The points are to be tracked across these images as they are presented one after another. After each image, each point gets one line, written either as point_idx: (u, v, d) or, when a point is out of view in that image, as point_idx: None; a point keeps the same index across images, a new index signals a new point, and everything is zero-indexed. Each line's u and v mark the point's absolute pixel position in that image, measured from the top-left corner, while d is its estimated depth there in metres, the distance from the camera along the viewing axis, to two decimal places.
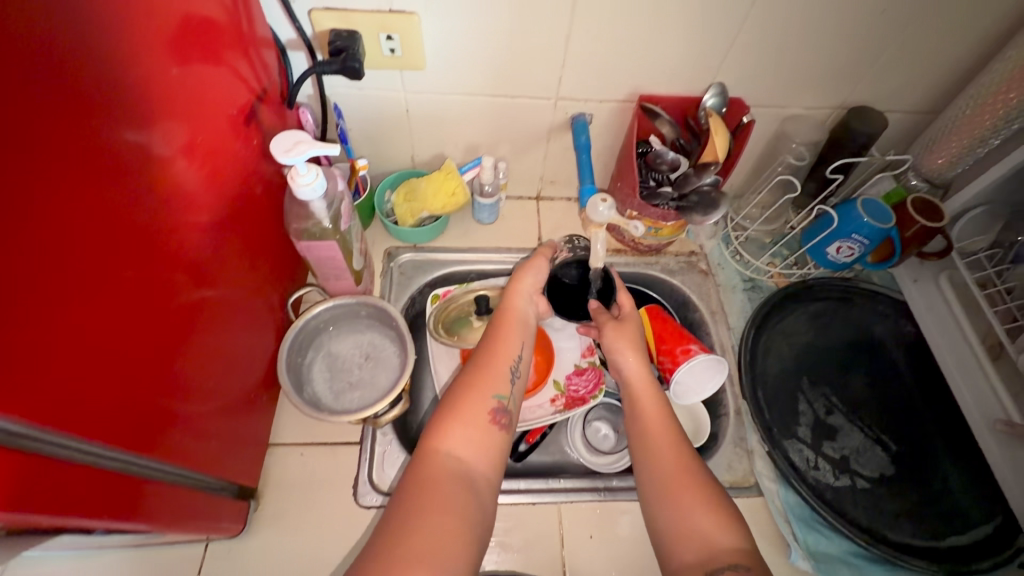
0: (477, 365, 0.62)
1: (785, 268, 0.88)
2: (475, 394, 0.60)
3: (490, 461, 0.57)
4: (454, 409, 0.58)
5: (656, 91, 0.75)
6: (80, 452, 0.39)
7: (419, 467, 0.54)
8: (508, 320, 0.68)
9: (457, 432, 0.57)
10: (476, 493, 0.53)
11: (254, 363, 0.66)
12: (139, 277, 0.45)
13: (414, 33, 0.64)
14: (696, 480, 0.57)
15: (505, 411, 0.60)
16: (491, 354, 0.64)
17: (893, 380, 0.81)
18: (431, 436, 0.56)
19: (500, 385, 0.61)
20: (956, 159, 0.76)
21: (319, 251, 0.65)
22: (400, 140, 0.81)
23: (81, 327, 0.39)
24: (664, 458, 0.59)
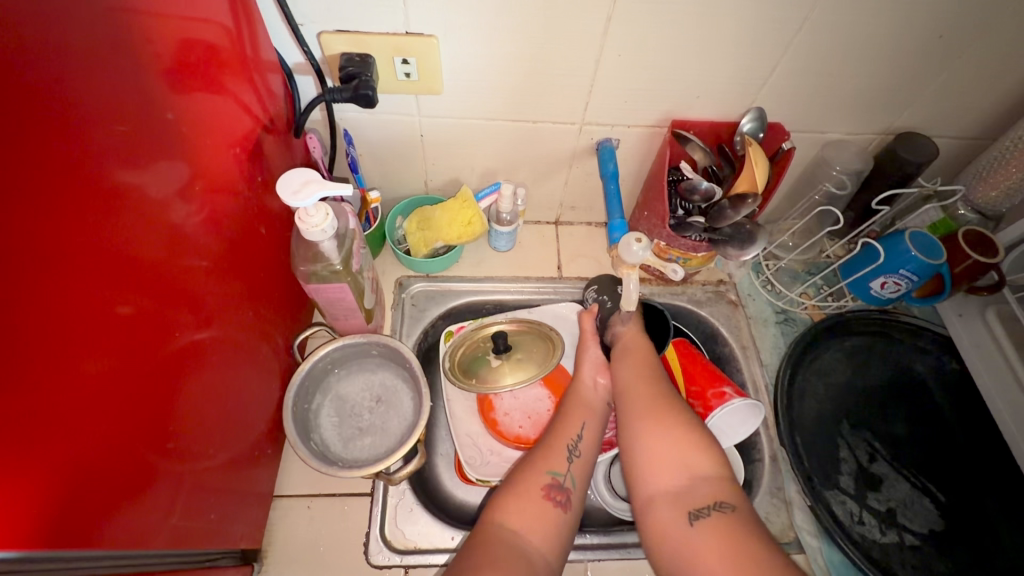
0: (538, 445, 0.62)
1: (821, 300, 0.83)
2: (532, 473, 0.58)
3: (549, 542, 0.54)
4: (513, 486, 0.57)
5: (689, 115, 0.70)
6: (54, 556, 0.33)
7: (474, 540, 0.53)
8: (573, 400, 0.66)
9: (514, 507, 0.55)
10: (532, 570, 0.50)
11: (258, 413, 0.61)
12: (128, 346, 0.40)
13: (432, 57, 0.59)
14: (674, 416, 0.59)
15: (562, 488, 0.57)
16: (551, 433, 0.63)
17: (939, 423, 0.76)
18: (491, 511, 0.55)
19: (557, 461, 0.59)
20: (1011, 191, 0.71)
21: (328, 293, 0.60)
22: (413, 166, 0.76)
23: (57, 411, 0.33)
24: (643, 397, 0.62)
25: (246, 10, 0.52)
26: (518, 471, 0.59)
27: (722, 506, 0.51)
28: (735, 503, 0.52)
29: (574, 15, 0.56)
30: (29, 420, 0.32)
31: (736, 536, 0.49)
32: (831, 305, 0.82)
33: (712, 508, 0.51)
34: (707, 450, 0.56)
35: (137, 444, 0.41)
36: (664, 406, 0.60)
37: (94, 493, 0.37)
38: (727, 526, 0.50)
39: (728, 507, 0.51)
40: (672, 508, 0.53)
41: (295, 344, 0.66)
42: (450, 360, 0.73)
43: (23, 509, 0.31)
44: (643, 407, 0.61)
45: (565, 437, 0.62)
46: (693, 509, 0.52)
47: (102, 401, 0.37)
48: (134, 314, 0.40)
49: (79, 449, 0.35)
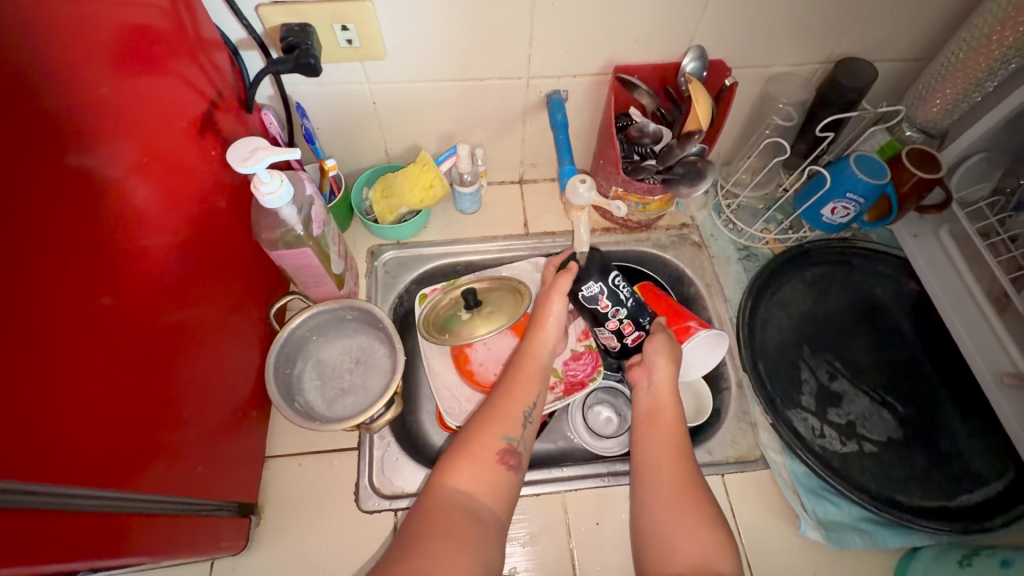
0: (492, 406, 0.64)
1: (780, 233, 0.85)
2: (487, 436, 0.61)
3: (498, 502, 0.58)
4: (466, 446, 0.60)
5: (632, 60, 0.71)
6: (56, 498, 0.37)
7: (427, 500, 0.56)
8: (525, 360, 0.68)
9: (467, 470, 0.58)
10: (483, 525, 0.55)
11: (242, 379, 0.65)
12: (102, 310, 0.42)
13: (370, 21, 0.60)
14: (698, 504, 0.58)
15: (515, 453, 0.61)
16: (506, 395, 0.65)
17: (897, 341, 0.79)
18: (442, 469, 0.59)
19: (513, 428, 0.62)
20: (950, 107, 0.72)
21: (293, 260, 0.63)
22: (371, 135, 0.78)
23: (42, 368, 0.37)
24: (669, 481, 0.59)
25: None
26: (474, 433, 0.61)
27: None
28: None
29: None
30: (19, 374, 0.35)
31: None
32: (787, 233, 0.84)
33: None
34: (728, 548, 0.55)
35: (126, 401, 0.45)
36: (689, 496, 0.58)
37: (84, 442, 0.40)
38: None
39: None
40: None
41: (272, 313, 0.69)
42: (424, 320, 0.76)
43: (24, 448, 0.35)
44: (659, 482, 0.60)
45: (520, 405, 0.64)
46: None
47: (81, 360, 0.40)
48: (107, 283, 0.43)
49: (66, 402, 0.38)
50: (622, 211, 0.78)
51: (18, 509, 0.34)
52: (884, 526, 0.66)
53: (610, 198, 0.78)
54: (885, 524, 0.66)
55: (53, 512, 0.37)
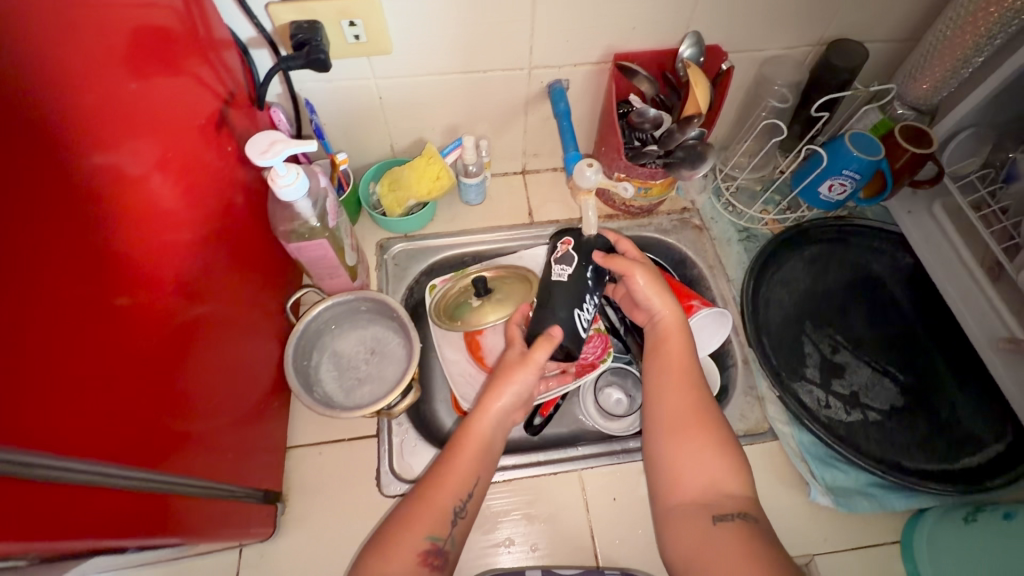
0: (418, 498, 0.58)
1: (778, 214, 0.88)
2: (411, 535, 0.56)
3: None
4: (385, 545, 0.55)
5: (631, 47, 0.73)
6: (104, 477, 0.39)
7: None
8: (465, 439, 0.61)
9: (382, 574, 0.53)
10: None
11: (262, 371, 0.66)
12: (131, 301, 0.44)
13: (377, 17, 0.62)
14: (707, 429, 0.60)
15: (441, 552, 0.56)
16: (437, 483, 0.58)
17: (895, 313, 0.82)
18: (358, 572, 0.54)
19: (439, 527, 0.57)
20: (940, 84, 0.74)
21: (310, 252, 0.65)
22: (377, 129, 0.80)
23: (79, 354, 0.38)
24: (678, 410, 0.62)
25: None
26: (394, 532, 0.56)
27: (748, 519, 0.54)
28: (757, 515, 0.55)
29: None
30: (59, 358, 0.36)
31: (756, 543, 0.52)
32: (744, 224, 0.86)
33: (738, 516, 0.55)
34: (737, 469, 0.58)
35: (155, 388, 0.46)
36: (697, 423, 0.60)
37: (122, 425, 0.42)
38: (750, 535, 0.53)
39: (752, 518, 0.55)
40: (695, 513, 0.56)
41: (288, 306, 0.71)
42: (435, 307, 0.79)
43: (67, 427, 0.36)
44: (666, 411, 0.62)
45: (451, 499, 0.58)
46: (716, 514, 0.55)
47: (114, 346, 0.42)
48: (133, 275, 0.45)
49: (103, 387, 0.40)
50: (628, 193, 0.79)
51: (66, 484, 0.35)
52: (890, 489, 0.68)
53: (617, 176, 0.78)
54: (890, 488, 0.68)
55: (99, 491, 0.38)
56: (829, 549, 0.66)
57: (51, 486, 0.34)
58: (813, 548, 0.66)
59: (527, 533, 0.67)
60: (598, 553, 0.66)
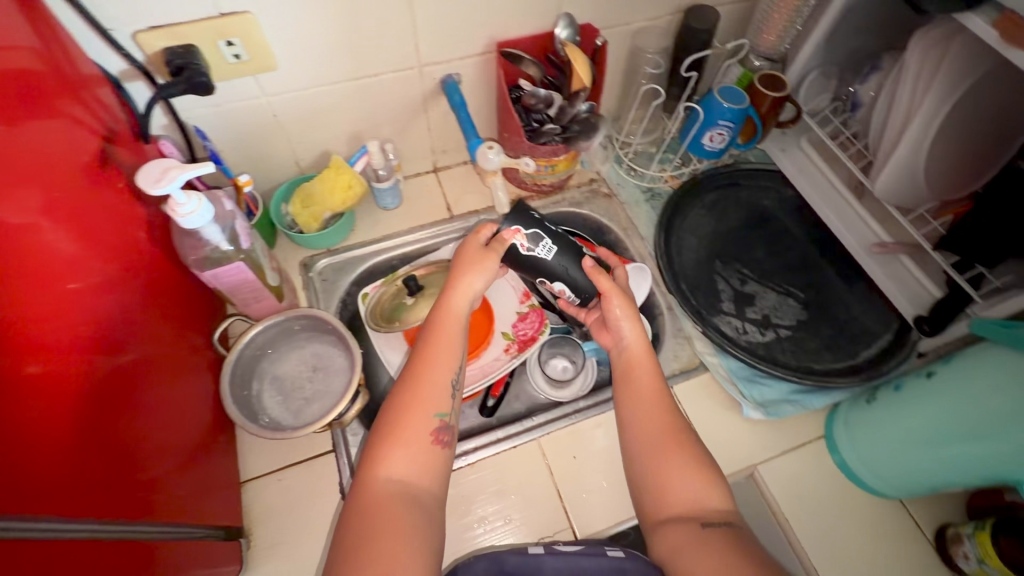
0: (414, 384, 0.62)
1: (675, 170, 0.95)
2: (419, 414, 0.61)
3: (435, 481, 0.59)
4: (391, 434, 0.59)
5: (511, 34, 0.77)
6: (48, 529, 0.37)
7: (364, 494, 0.56)
8: (442, 315, 0.67)
9: (398, 457, 0.58)
10: (426, 510, 0.57)
11: (200, 410, 0.64)
12: (36, 350, 0.42)
13: (254, 32, 0.62)
14: (686, 443, 0.61)
15: (448, 429, 0.62)
16: (424, 361, 0.64)
17: (787, 240, 0.92)
18: (373, 461, 0.58)
19: (442, 402, 0.62)
20: (782, 35, 0.85)
21: (228, 277, 0.63)
22: (279, 147, 0.79)
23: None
24: (656, 425, 0.62)
25: (45, 22, 0.51)
26: (401, 418, 0.60)
27: (733, 526, 0.54)
28: (740, 521, 0.55)
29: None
30: None
31: (743, 544, 0.52)
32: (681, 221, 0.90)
33: (722, 524, 0.54)
34: (717, 480, 0.58)
35: (84, 435, 0.44)
36: (676, 438, 0.61)
37: (54, 476, 0.40)
38: (736, 538, 0.53)
39: (737, 527, 0.55)
40: (683, 522, 0.56)
41: (216, 337, 0.69)
42: (371, 314, 0.81)
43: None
44: (641, 426, 0.63)
45: (445, 379, 0.63)
46: (703, 520, 0.55)
47: (29, 400, 0.40)
48: (37, 325, 0.42)
49: (25, 442, 0.38)
50: (531, 168, 0.83)
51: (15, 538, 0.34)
52: (809, 392, 0.76)
53: (518, 155, 0.83)
54: (809, 391, 0.77)
55: (50, 545, 0.36)
56: (769, 456, 0.73)
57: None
58: (755, 459, 0.73)
59: (499, 508, 0.69)
60: (569, 510, 0.70)
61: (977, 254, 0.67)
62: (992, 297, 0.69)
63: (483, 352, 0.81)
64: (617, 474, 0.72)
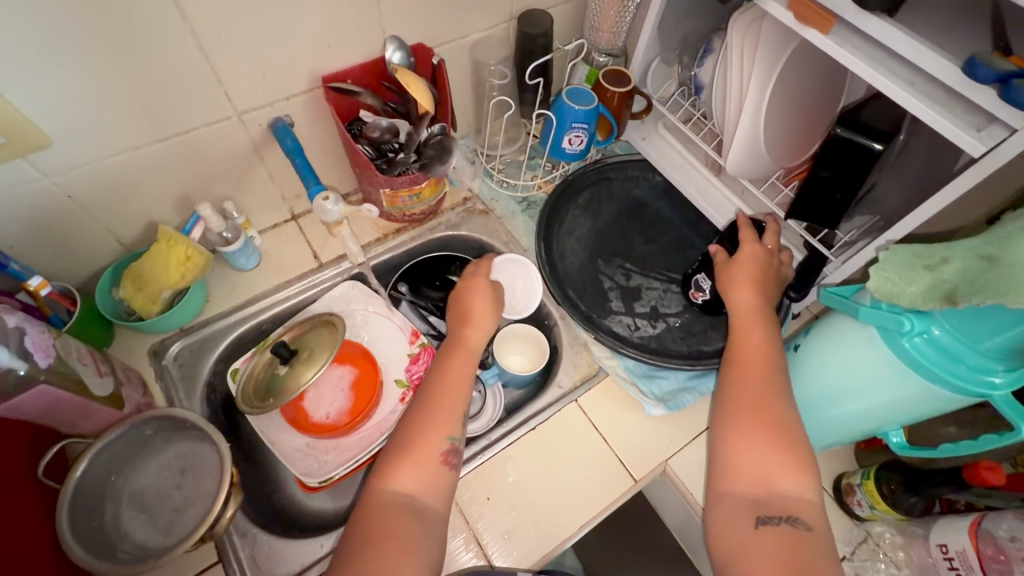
0: (426, 408, 0.63)
1: (546, 175, 0.94)
2: (431, 434, 0.61)
3: (443, 500, 0.59)
4: (401, 450, 0.60)
5: (337, 66, 0.71)
6: None
7: (370, 508, 0.56)
8: (457, 349, 0.69)
9: (406, 472, 0.59)
10: (431, 528, 0.56)
11: (29, 566, 0.53)
12: None
13: (3, 109, 0.51)
14: (770, 429, 0.58)
15: (458, 450, 0.62)
16: (438, 385, 0.65)
17: (662, 226, 0.94)
18: (383, 477, 0.59)
19: (454, 425, 0.62)
20: (617, 30, 0.86)
21: (31, 403, 0.53)
22: (88, 230, 0.68)
23: None
24: (745, 397, 0.61)
25: None
26: (416, 437, 0.60)
27: (797, 524, 0.53)
28: (812, 521, 0.53)
29: (153, 24, 0.54)
30: None
31: (803, 548, 0.51)
32: (705, 284, 0.78)
33: (785, 520, 0.53)
34: (806, 472, 0.56)
35: None
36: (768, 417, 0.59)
37: None
38: (796, 541, 0.51)
39: (805, 525, 0.53)
40: (744, 509, 0.55)
41: (41, 470, 0.58)
42: (242, 394, 0.71)
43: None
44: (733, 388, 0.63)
45: (458, 404, 0.64)
46: (763, 514, 0.54)
47: None
48: None
49: None
50: (374, 212, 0.84)
51: None
52: (703, 375, 0.78)
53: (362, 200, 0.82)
54: (703, 374, 0.79)
55: None
56: (677, 448, 0.74)
57: None
58: (664, 454, 0.73)
59: None
60: (491, 555, 0.66)
61: (823, 216, 0.71)
62: (844, 251, 0.73)
63: (377, 406, 0.75)
64: (536, 503, 0.70)
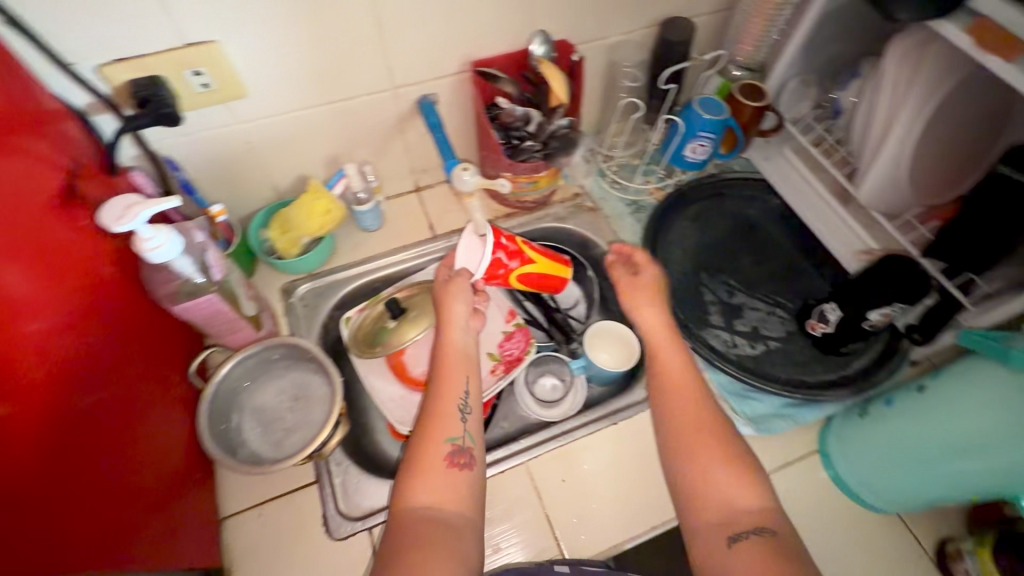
0: (425, 414, 0.62)
1: (659, 182, 0.94)
2: (430, 443, 0.60)
3: (463, 503, 0.57)
4: (410, 467, 0.59)
5: (486, 53, 0.76)
6: None
7: (392, 531, 0.54)
8: (445, 351, 0.68)
9: (417, 488, 0.57)
10: (458, 537, 0.54)
11: (176, 447, 0.62)
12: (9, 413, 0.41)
13: (222, 62, 0.61)
14: (714, 442, 0.57)
15: (464, 449, 0.60)
16: (435, 396, 0.64)
17: (774, 249, 0.91)
18: (399, 496, 0.57)
19: (452, 427, 0.61)
20: (760, 42, 0.84)
21: (199, 311, 0.62)
22: (254, 174, 0.78)
23: None
24: (683, 423, 0.59)
25: (6, 62, 0.50)
26: (416, 451, 0.59)
27: (765, 532, 0.51)
28: (776, 527, 0.51)
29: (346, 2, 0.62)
30: None
31: (773, 557, 0.48)
32: (831, 315, 0.75)
33: (755, 532, 0.51)
34: (757, 480, 0.55)
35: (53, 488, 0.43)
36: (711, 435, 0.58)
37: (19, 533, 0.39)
38: (771, 549, 0.49)
39: (771, 531, 0.51)
40: (714, 529, 0.53)
41: (192, 370, 0.67)
42: (354, 339, 0.79)
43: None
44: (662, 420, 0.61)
45: (454, 401, 0.63)
46: (734, 531, 0.52)
47: None
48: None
49: None
50: (507, 188, 0.84)
51: None
52: (800, 406, 0.75)
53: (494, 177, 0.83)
54: (800, 405, 0.75)
55: None
56: None
57: None
58: None
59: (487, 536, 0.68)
60: (559, 536, 0.68)
61: (966, 261, 0.65)
62: (983, 303, 0.66)
63: None
64: (607, 497, 0.70)
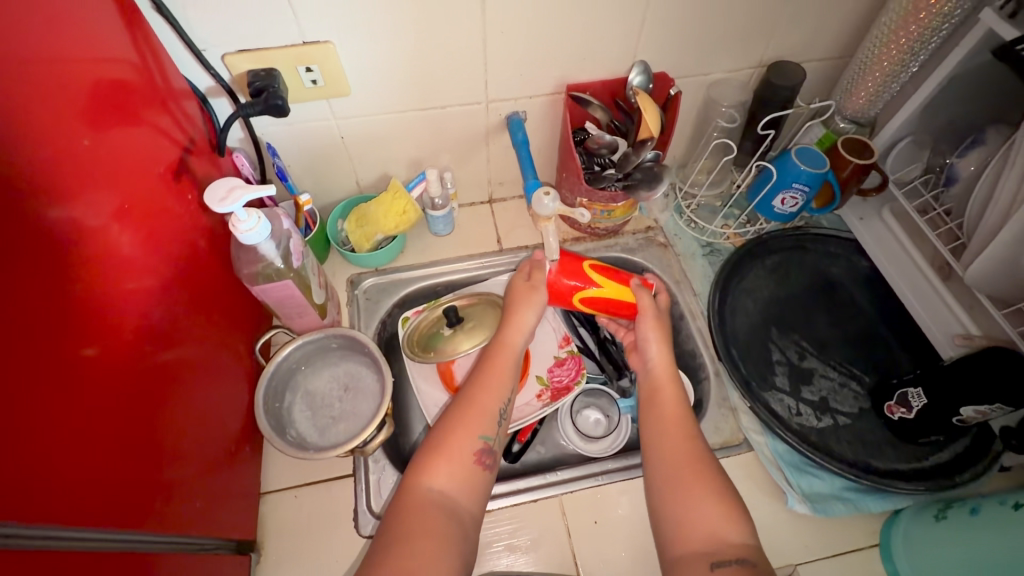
0: (466, 404, 0.64)
1: (739, 227, 0.90)
2: (465, 434, 0.61)
3: (474, 501, 0.59)
4: (437, 446, 0.61)
5: (582, 78, 0.76)
6: (64, 539, 0.38)
7: (405, 501, 0.57)
8: (498, 347, 0.69)
9: (440, 470, 0.59)
10: (462, 529, 0.56)
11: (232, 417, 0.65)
12: (101, 363, 0.44)
13: (333, 61, 0.64)
14: (705, 472, 0.60)
15: (492, 451, 0.62)
16: (479, 388, 0.65)
17: (856, 315, 0.85)
18: (420, 471, 0.59)
19: (488, 426, 0.63)
20: (874, 98, 0.79)
21: (276, 292, 0.66)
22: (341, 168, 0.81)
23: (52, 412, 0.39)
24: (677, 455, 0.61)
25: (147, 41, 0.54)
26: (450, 436, 0.61)
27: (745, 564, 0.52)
28: (756, 559, 0.53)
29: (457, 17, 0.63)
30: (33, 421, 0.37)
31: None
32: (915, 401, 0.68)
33: (736, 562, 0.53)
34: (740, 516, 0.56)
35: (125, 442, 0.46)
36: (695, 468, 0.60)
37: (87, 480, 0.41)
38: None
39: (751, 563, 0.53)
40: (695, 559, 0.54)
41: (258, 347, 0.70)
42: (408, 340, 0.79)
43: (9, 486, 0.34)
44: (658, 443, 0.63)
45: (496, 402, 0.65)
46: (716, 559, 0.53)
47: (75, 396, 0.41)
48: (95, 331, 0.44)
49: (64, 450, 0.39)
50: (588, 217, 0.83)
51: (38, 547, 0.35)
52: (864, 492, 0.69)
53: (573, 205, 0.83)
54: (864, 490, 0.70)
55: (67, 551, 0.38)
56: (811, 556, 0.66)
57: (17, 552, 0.33)
58: (795, 556, 0.66)
59: (511, 563, 0.66)
60: None
61: None
62: None
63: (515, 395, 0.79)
64: (639, 547, 0.67)
